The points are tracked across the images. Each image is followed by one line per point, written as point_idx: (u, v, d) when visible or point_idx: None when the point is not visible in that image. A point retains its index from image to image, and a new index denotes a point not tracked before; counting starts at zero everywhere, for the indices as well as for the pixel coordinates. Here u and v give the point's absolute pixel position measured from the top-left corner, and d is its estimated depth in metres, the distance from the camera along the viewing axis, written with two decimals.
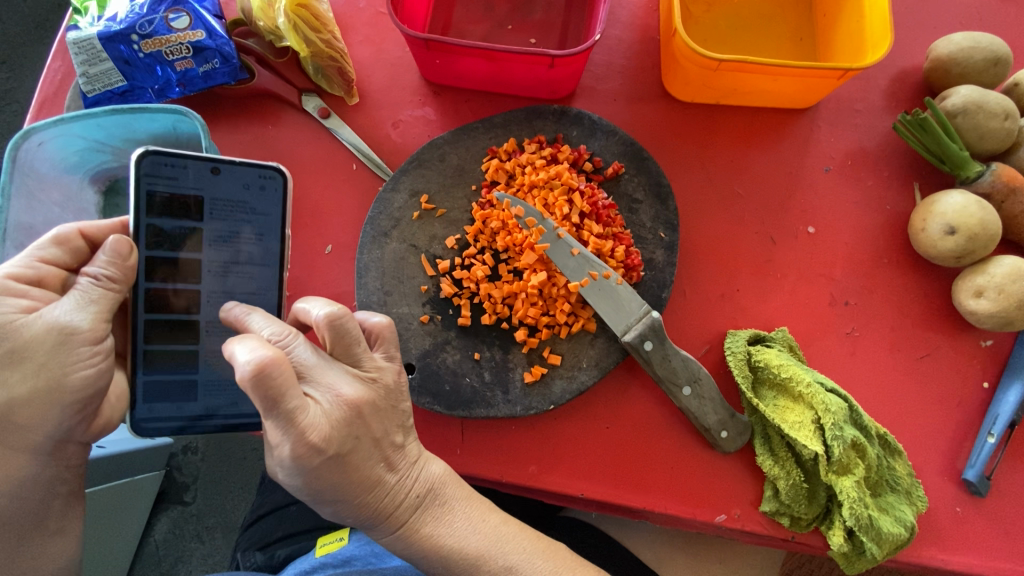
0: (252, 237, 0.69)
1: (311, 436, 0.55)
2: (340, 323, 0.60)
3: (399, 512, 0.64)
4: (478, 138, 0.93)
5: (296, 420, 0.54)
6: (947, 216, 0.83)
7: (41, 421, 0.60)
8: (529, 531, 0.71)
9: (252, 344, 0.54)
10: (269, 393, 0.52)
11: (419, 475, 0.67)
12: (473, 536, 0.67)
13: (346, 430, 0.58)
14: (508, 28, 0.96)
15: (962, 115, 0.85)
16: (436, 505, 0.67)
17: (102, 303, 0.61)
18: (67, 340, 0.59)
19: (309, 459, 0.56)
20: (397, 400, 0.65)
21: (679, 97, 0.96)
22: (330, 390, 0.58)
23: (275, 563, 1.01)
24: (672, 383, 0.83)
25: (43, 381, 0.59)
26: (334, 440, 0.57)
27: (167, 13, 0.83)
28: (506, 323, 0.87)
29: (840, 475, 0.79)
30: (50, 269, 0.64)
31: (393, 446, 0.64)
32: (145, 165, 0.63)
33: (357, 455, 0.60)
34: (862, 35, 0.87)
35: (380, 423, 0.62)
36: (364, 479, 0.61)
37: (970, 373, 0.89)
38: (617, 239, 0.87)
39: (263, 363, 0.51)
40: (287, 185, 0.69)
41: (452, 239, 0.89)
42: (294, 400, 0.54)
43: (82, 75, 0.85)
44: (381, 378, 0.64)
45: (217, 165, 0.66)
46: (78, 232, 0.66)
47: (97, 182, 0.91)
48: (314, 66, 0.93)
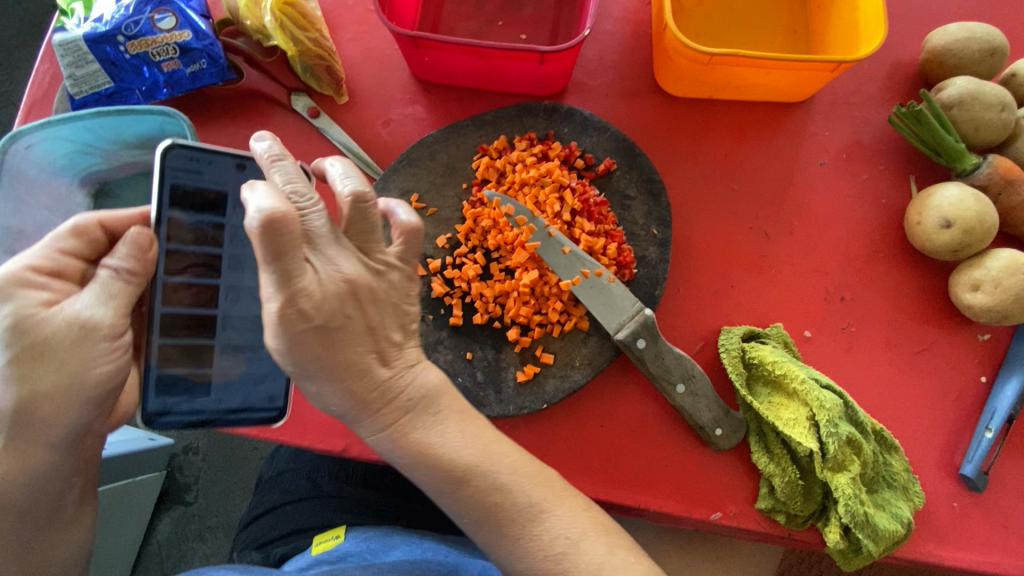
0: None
1: (303, 299, 0.54)
2: (362, 206, 0.57)
3: (384, 408, 0.61)
4: (468, 136, 0.92)
5: (292, 279, 0.53)
6: (944, 210, 0.82)
7: (61, 418, 0.61)
8: (528, 457, 0.66)
9: (266, 192, 0.52)
10: (273, 246, 0.51)
11: (414, 380, 0.63)
12: (466, 448, 0.62)
13: (341, 306, 0.57)
14: (498, 24, 0.95)
15: (958, 107, 0.84)
16: (428, 413, 0.63)
17: (122, 296, 0.63)
18: (87, 335, 0.61)
19: (294, 324, 0.55)
20: (401, 300, 0.63)
21: (672, 92, 0.95)
22: (330, 264, 0.57)
23: (273, 561, 0.98)
24: (665, 381, 0.82)
25: (65, 377, 0.60)
26: (323, 308, 0.55)
27: (153, 13, 0.82)
28: (498, 322, 0.86)
29: (836, 473, 0.78)
30: (71, 261, 0.65)
31: (388, 340, 0.62)
32: (171, 160, 0.61)
33: (346, 334, 0.58)
34: (855, 27, 0.86)
35: (378, 313, 0.60)
36: (349, 363, 0.59)
37: (967, 367, 0.88)
38: (609, 237, 0.86)
39: (271, 215, 0.50)
40: (313, 183, 0.72)
41: (443, 238, 0.89)
42: (294, 258, 0.53)
43: (69, 77, 0.85)
44: (387, 273, 0.61)
45: (242, 161, 0.66)
46: (98, 223, 0.66)
47: (86, 186, 0.86)
48: (302, 66, 0.92)
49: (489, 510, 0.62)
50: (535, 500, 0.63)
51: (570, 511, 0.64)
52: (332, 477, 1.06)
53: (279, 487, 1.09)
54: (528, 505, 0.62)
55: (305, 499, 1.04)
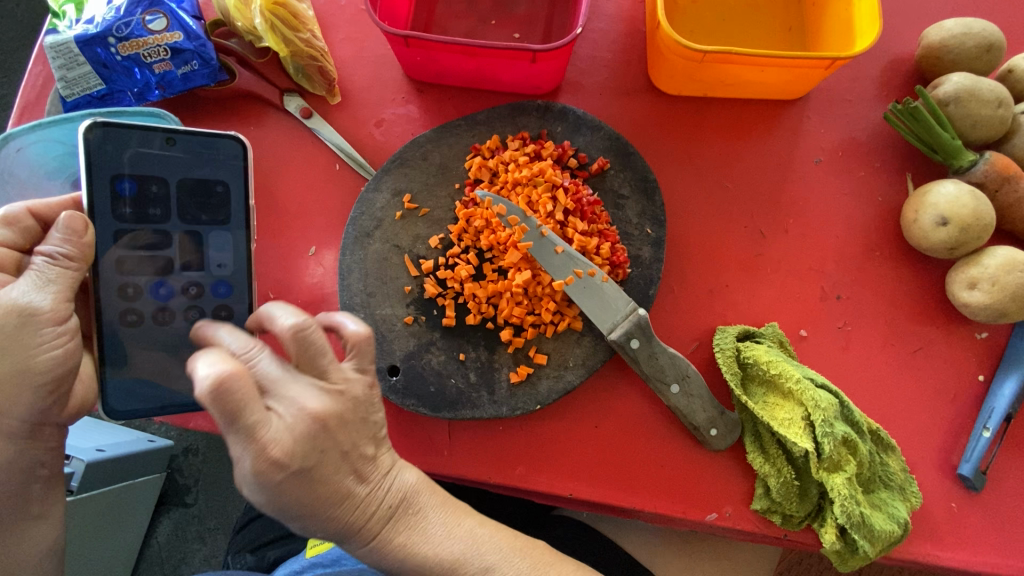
0: (212, 204, 0.72)
1: (272, 450, 0.51)
2: (305, 334, 0.54)
3: (369, 524, 0.59)
4: (460, 136, 0.92)
5: (256, 434, 0.50)
6: (940, 207, 0.81)
7: (13, 406, 0.60)
8: (509, 531, 0.67)
9: (214, 357, 0.50)
10: (228, 408, 0.49)
11: (391, 485, 0.61)
12: (454, 543, 0.62)
13: (310, 444, 0.53)
14: (491, 23, 0.95)
15: (954, 104, 0.84)
16: (410, 514, 0.61)
17: (63, 282, 0.62)
18: (28, 321, 0.59)
19: (272, 475, 0.52)
20: (369, 412, 0.59)
21: (666, 90, 0.95)
22: (292, 405, 0.52)
23: (266, 565, 1.01)
24: (660, 381, 0.82)
25: (11, 365, 0.59)
26: (298, 455, 0.52)
27: (144, 14, 0.82)
28: (491, 323, 0.86)
29: (832, 473, 0.78)
30: (4, 251, 0.66)
31: (363, 457, 0.58)
32: (94, 139, 0.66)
33: (325, 469, 0.55)
34: (850, 24, 0.85)
35: (349, 436, 0.56)
36: (332, 493, 0.56)
37: (965, 366, 0.87)
38: (603, 236, 0.86)
39: (220, 378, 0.48)
40: (246, 150, 0.73)
41: (436, 238, 0.88)
42: (254, 414, 0.50)
43: (61, 79, 0.84)
44: (350, 390, 0.57)
45: (171, 135, 0.70)
46: (28, 212, 0.67)
47: (80, 187, 0.85)
48: (294, 66, 0.92)
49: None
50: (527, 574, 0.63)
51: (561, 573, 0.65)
52: None
53: None
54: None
55: None
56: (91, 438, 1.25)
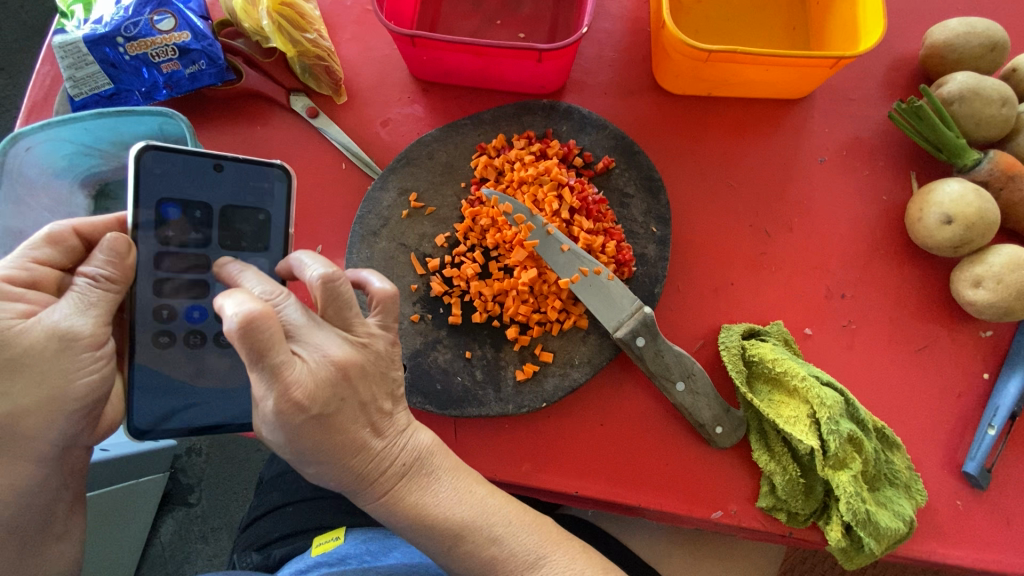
0: (255, 233, 0.68)
1: (295, 391, 0.54)
2: (334, 287, 0.57)
3: (383, 478, 0.62)
4: (466, 135, 0.92)
5: (281, 375, 0.53)
6: (944, 206, 0.81)
7: (46, 430, 0.60)
8: (519, 504, 0.67)
9: (241, 296, 0.52)
10: (256, 347, 0.51)
11: (407, 443, 0.64)
12: (461, 506, 0.64)
13: (331, 389, 0.56)
14: (496, 23, 0.95)
15: (958, 103, 0.84)
16: (422, 475, 0.64)
17: (103, 305, 0.60)
18: (68, 346, 0.58)
19: (292, 416, 0.55)
20: (387, 368, 0.63)
21: (671, 89, 0.95)
22: (317, 350, 0.56)
23: (273, 564, 0.99)
24: (665, 379, 0.82)
25: (46, 391, 0.58)
26: (319, 399, 0.55)
27: (152, 15, 0.82)
28: (497, 321, 0.86)
29: (837, 470, 0.78)
30: (46, 271, 0.62)
31: (380, 412, 0.62)
32: (145, 160, 0.62)
33: (343, 417, 0.58)
34: (855, 23, 0.86)
35: (368, 387, 0.60)
36: (349, 442, 0.59)
37: (969, 364, 0.87)
38: (608, 235, 0.86)
39: (250, 317, 0.50)
40: (292, 181, 0.69)
41: (442, 237, 0.89)
42: (280, 355, 0.52)
43: (69, 79, 0.85)
44: (373, 344, 0.61)
45: (220, 161, 0.66)
46: (73, 230, 0.64)
47: (87, 187, 0.88)
48: (301, 66, 0.93)
49: (485, 565, 0.63)
50: (532, 547, 0.64)
51: (566, 555, 0.65)
52: None
53: (280, 488, 1.09)
54: (527, 555, 0.63)
55: (304, 501, 1.04)
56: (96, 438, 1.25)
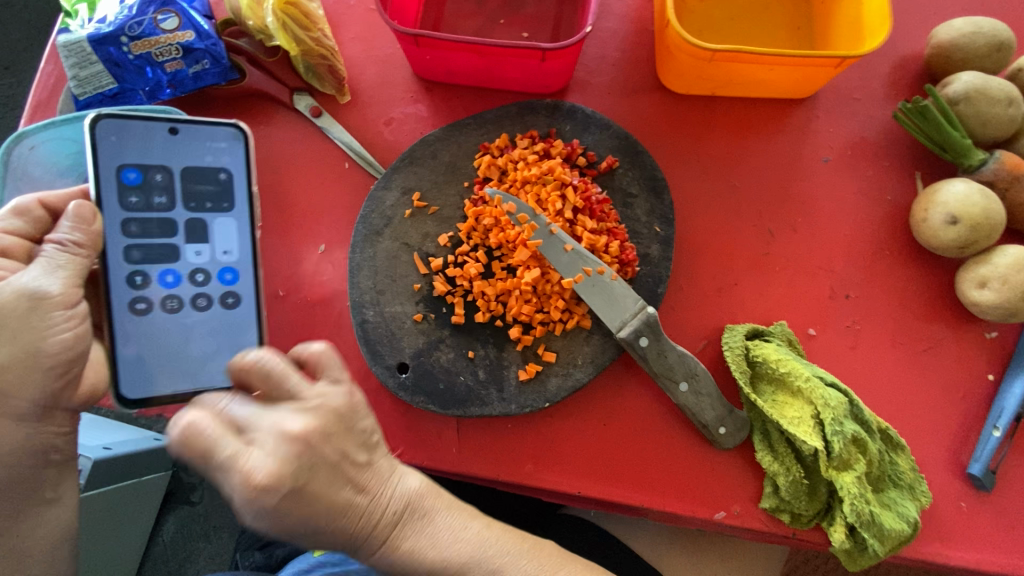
0: (216, 193, 0.72)
1: (257, 478, 0.48)
2: (264, 365, 0.54)
3: (376, 530, 0.55)
4: (469, 134, 0.92)
5: (235, 468, 0.48)
6: (950, 206, 0.81)
7: (22, 390, 0.59)
8: (517, 533, 0.63)
9: (181, 413, 0.51)
10: (201, 449, 0.49)
11: (394, 490, 0.57)
12: (461, 546, 0.58)
13: (295, 463, 0.49)
14: (499, 23, 0.95)
15: (963, 103, 0.84)
16: (416, 518, 0.57)
17: (72, 268, 0.62)
18: (38, 304, 0.58)
19: (264, 503, 0.49)
20: (353, 419, 0.55)
21: (674, 89, 0.95)
22: (269, 429, 0.50)
23: (274, 564, 1.00)
24: (668, 379, 0.82)
25: (20, 348, 0.58)
26: (286, 475, 0.49)
27: (156, 14, 0.82)
28: (500, 321, 0.86)
29: (841, 471, 0.77)
30: (15, 240, 0.65)
31: (357, 465, 0.55)
32: (98, 128, 0.66)
33: (319, 484, 0.51)
34: (860, 22, 0.85)
35: (336, 446, 0.53)
36: (331, 508, 0.53)
37: (974, 365, 0.87)
38: (612, 234, 0.86)
39: (190, 423, 0.49)
40: (249, 141, 0.73)
41: (445, 237, 0.89)
42: (227, 447, 0.49)
43: (74, 78, 0.85)
44: (329, 400, 0.54)
45: (175, 124, 0.70)
46: (38, 202, 0.67)
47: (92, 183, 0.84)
48: (305, 65, 0.93)
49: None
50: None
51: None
52: None
53: None
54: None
55: None
56: (99, 436, 1.26)
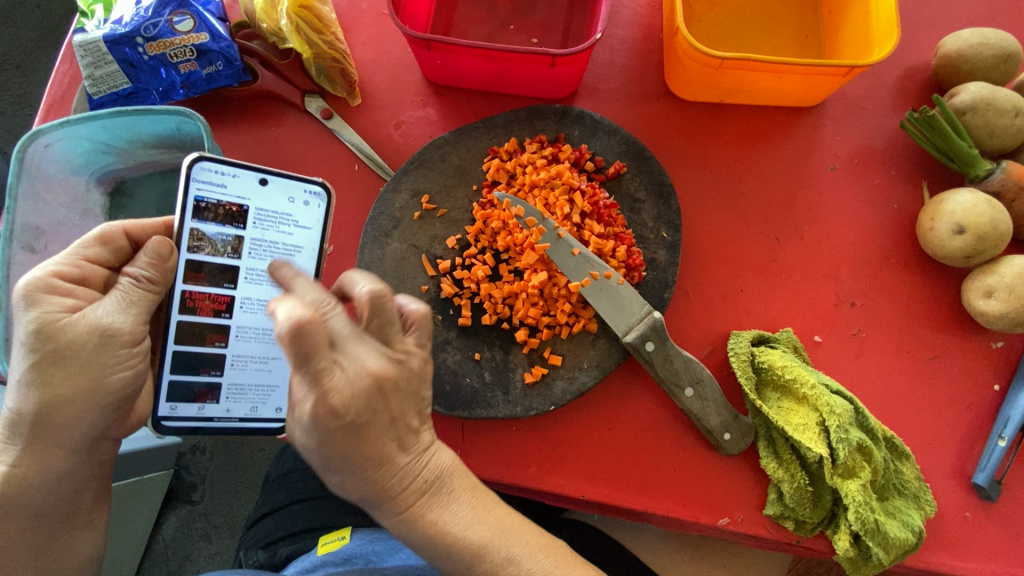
0: (287, 249, 0.70)
1: (334, 399, 0.54)
2: (380, 301, 0.59)
3: (405, 494, 0.61)
4: (479, 138, 0.93)
5: (321, 381, 0.53)
6: (956, 216, 0.81)
7: (78, 422, 0.62)
8: (535, 528, 0.67)
9: (291, 303, 0.53)
10: (301, 350, 0.52)
11: (430, 461, 0.64)
12: (480, 529, 0.63)
13: (369, 401, 0.56)
14: (509, 28, 0.96)
15: (971, 113, 0.84)
16: (443, 493, 0.63)
17: (142, 304, 0.63)
18: (108, 341, 0.61)
19: (328, 423, 0.55)
20: (421, 385, 0.62)
21: (682, 96, 0.96)
22: (358, 362, 0.56)
23: (277, 562, 0.99)
24: (674, 384, 0.82)
25: (85, 381, 0.60)
26: (355, 409, 0.55)
27: (171, 15, 0.83)
28: (507, 323, 0.87)
29: (846, 479, 0.78)
30: (95, 268, 0.64)
31: (409, 428, 0.62)
32: (195, 171, 0.64)
33: (372, 429, 0.58)
34: (867, 32, 0.86)
35: (401, 404, 0.59)
36: (375, 455, 0.59)
37: (979, 374, 0.87)
38: (619, 239, 0.87)
39: (298, 321, 0.51)
40: (330, 201, 0.71)
41: (453, 239, 0.89)
42: (322, 362, 0.53)
43: (88, 77, 0.86)
44: (410, 360, 0.61)
45: (266, 177, 0.68)
46: (123, 232, 0.66)
47: (104, 184, 0.92)
48: (316, 68, 0.93)
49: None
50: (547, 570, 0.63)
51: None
52: None
53: (286, 487, 1.10)
54: None
55: (310, 499, 1.05)
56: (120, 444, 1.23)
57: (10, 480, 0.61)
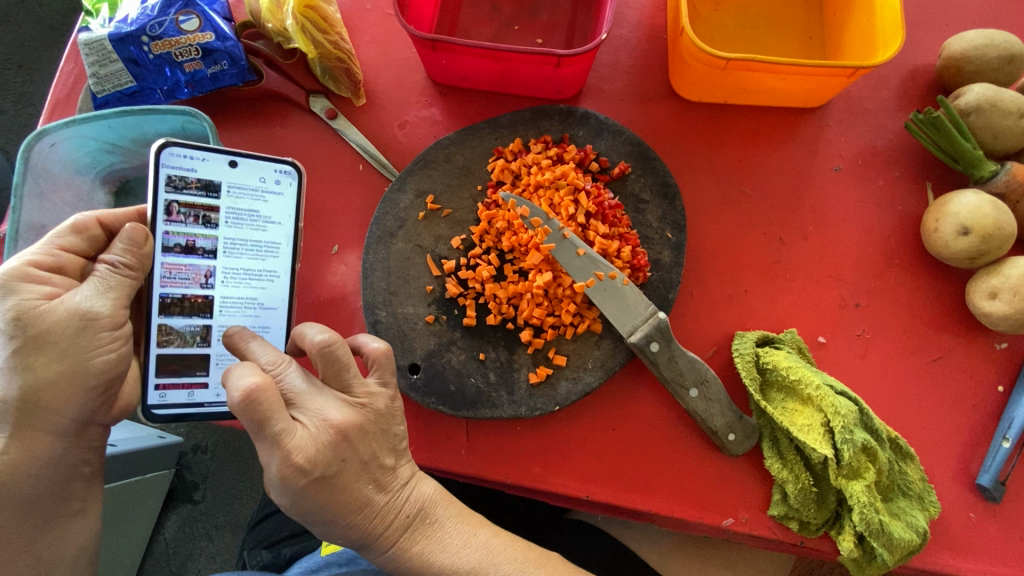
0: (263, 224, 0.72)
1: (297, 456, 0.54)
2: (330, 351, 0.59)
3: (389, 531, 0.62)
4: (484, 138, 0.93)
5: (281, 442, 0.54)
6: (961, 216, 0.81)
7: (65, 406, 0.61)
8: (521, 541, 0.69)
9: (243, 369, 0.55)
10: (256, 418, 0.53)
11: (410, 495, 0.65)
12: (468, 553, 0.65)
13: (333, 451, 0.56)
14: (514, 28, 0.96)
15: (976, 114, 0.84)
16: (426, 524, 0.64)
17: (120, 289, 0.62)
18: (88, 325, 0.60)
19: (296, 480, 0.55)
20: (387, 425, 0.63)
21: (686, 96, 0.96)
22: (317, 415, 0.57)
23: (281, 563, 1.01)
24: (678, 385, 0.82)
25: (67, 366, 0.60)
26: (320, 461, 0.55)
27: (177, 15, 0.83)
28: (511, 324, 0.87)
29: (851, 480, 0.78)
30: (70, 257, 0.65)
31: (383, 467, 0.62)
32: (163, 155, 0.65)
33: (345, 477, 0.58)
34: (872, 32, 0.86)
35: (368, 446, 0.60)
36: (352, 500, 0.59)
37: (983, 375, 0.87)
38: (624, 239, 0.87)
39: (249, 391, 0.52)
40: (301, 179, 0.73)
41: (458, 239, 0.89)
42: (280, 423, 0.54)
43: (93, 76, 0.86)
44: (371, 403, 0.62)
45: (234, 158, 0.69)
46: (96, 220, 0.67)
47: (108, 184, 0.90)
48: (321, 67, 0.93)
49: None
50: None
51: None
52: None
53: None
54: None
55: None
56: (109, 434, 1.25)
57: (3, 468, 0.61)
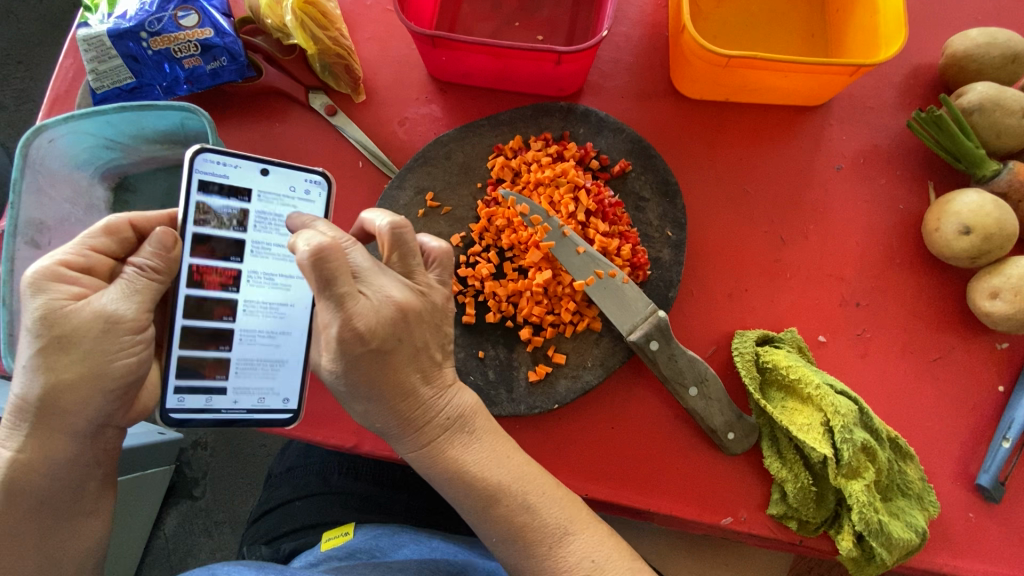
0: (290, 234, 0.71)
1: (357, 322, 0.56)
2: (400, 234, 0.61)
3: (428, 427, 0.63)
4: (484, 135, 0.92)
5: (345, 304, 0.55)
6: (963, 216, 0.81)
7: (82, 407, 0.62)
8: (553, 478, 0.68)
9: (313, 233, 0.56)
10: (324, 275, 0.54)
11: (452, 400, 0.66)
12: (499, 469, 0.64)
13: (392, 327, 0.58)
14: (514, 25, 0.96)
15: (978, 113, 0.83)
16: (464, 432, 0.65)
17: (146, 293, 0.63)
18: (112, 328, 0.61)
19: (352, 346, 0.57)
20: (440, 319, 0.65)
21: (687, 94, 0.95)
22: (381, 291, 0.59)
23: (281, 556, 0.99)
24: (678, 383, 0.82)
25: (87, 368, 0.60)
26: (379, 332, 0.57)
27: (176, 11, 0.83)
28: (511, 321, 0.87)
29: (850, 479, 0.77)
30: (101, 258, 0.65)
31: (431, 359, 0.64)
32: (198, 163, 0.64)
33: (397, 357, 0.60)
34: (874, 30, 0.86)
35: (423, 334, 0.62)
36: (400, 384, 0.61)
37: (984, 375, 0.87)
38: (624, 238, 0.86)
39: (319, 247, 0.53)
40: (331, 189, 0.72)
41: (458, 237, 0.89)
42: (345, 286, 0.55)
43: (92, 72, 0.85)
44: (429, 294, 0.63)
45: (266, 166, 0.68)
46: (129, 223, 0.67)
47: (106, 180, 0.92)
48: (321, 64, 0.93)
49: (517, 531, 0.63)
50: (563, 521, 0.64)
51: (595, 535, 0.64)
52: (342, 474, 1.07)
53: (289, 483, 1.09)
54: (556, 530, 0.63)
55: (314, 496, 1.05)
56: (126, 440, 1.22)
57: (9, 465, 0.61)
